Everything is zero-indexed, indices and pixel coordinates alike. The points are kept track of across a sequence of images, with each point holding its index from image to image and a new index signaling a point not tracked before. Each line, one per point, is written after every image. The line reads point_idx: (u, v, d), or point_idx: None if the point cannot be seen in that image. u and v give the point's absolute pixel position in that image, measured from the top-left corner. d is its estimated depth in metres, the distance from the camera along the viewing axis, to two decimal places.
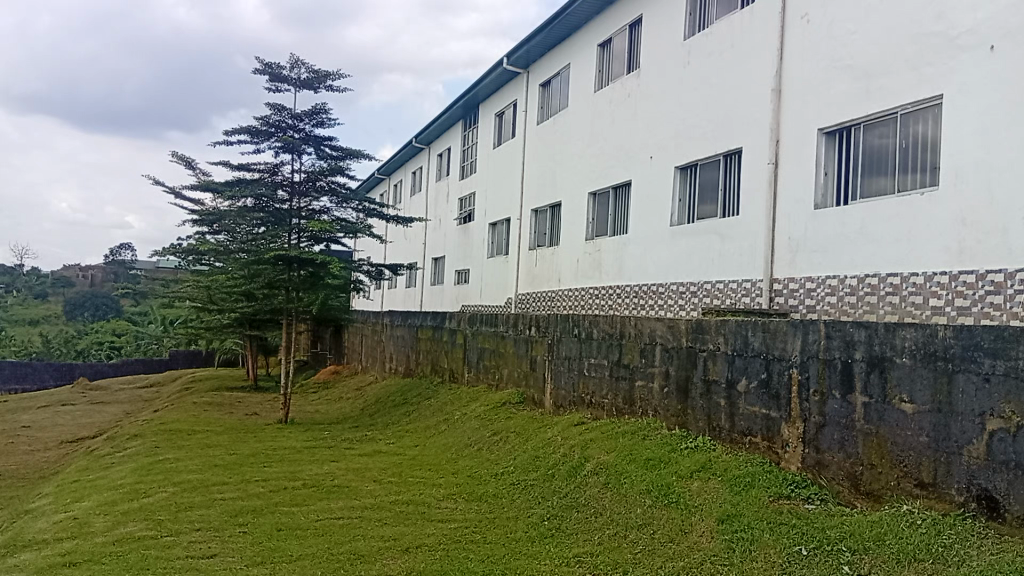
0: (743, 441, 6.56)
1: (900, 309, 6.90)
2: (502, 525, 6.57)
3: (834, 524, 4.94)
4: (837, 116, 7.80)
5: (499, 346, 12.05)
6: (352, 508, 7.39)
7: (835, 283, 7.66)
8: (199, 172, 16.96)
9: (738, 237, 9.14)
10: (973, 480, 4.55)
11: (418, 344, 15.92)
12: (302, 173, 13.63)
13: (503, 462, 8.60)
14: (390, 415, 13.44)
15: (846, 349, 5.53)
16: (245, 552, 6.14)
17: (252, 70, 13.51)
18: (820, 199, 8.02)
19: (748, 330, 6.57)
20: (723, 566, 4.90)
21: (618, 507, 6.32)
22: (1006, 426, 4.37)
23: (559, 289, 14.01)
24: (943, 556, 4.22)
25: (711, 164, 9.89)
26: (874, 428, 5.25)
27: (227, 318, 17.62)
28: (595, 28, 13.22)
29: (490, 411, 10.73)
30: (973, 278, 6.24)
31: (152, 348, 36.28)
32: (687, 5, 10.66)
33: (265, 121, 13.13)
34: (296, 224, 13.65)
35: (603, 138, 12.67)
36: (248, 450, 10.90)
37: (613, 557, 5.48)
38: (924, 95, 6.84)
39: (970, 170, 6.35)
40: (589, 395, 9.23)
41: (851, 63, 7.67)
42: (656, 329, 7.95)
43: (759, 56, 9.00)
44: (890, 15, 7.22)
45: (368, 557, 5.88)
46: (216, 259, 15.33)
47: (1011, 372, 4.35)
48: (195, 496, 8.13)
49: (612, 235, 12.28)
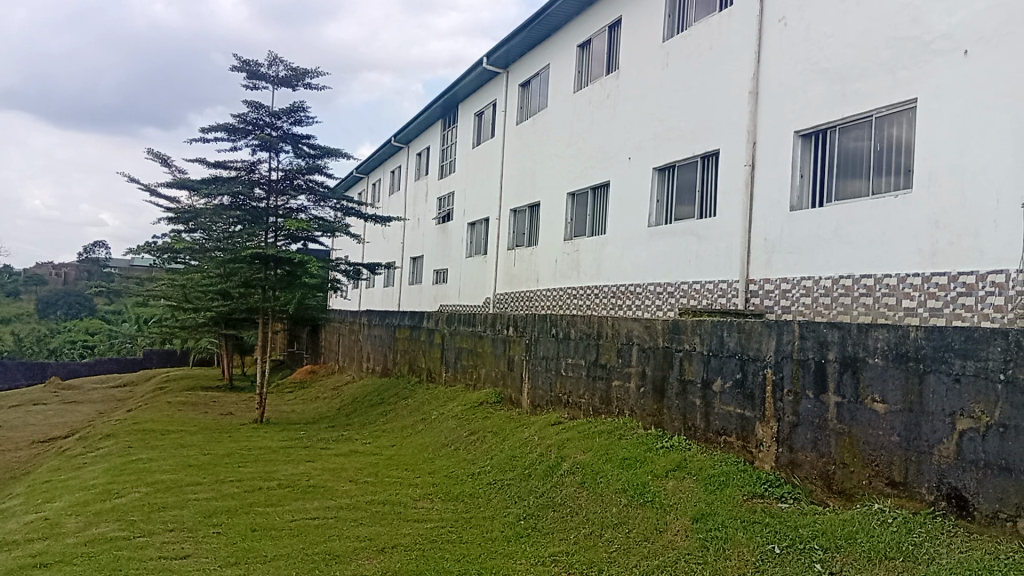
0: (718, 440, 6.61)
1: (873, 310, 6.97)
2: (478, 524, 6.57)
3: (806, 522, 4.99)
4: (813, 118, 7.88)
5: (476, 346, 12.04)
6: (328, 508, 7.35)
7: (809, 284, 7.73)
8: (174, 169, 16.81)
9: (715, 238, 9.20)
10: (942, 479, 4.60)
11: (395, 344, 15.88)
12: (279, 171, 13.53)
13: (480, 462, 8.60)
14: (366, 415, 13.39)
15: (819, 349, 5.59)
16: (219, 553, 6.08)
17: (230, 67, 13.42)
18: (796, 201, 8.10)
19: (724, 329, 6.62)
20: (698, 564, 4.94)
21: (594, 506, 6.34)
22: (976, 426, 4.43)
23: (537, 289, 14.02)
24: (914, 554, 4.28)
25: (689, 165, 9.95)
26: (847, 428, 5.31)
27: (203, 317, 17.45)
28: (574, 28, 13.25)
29: (467, 411, 10.72)
30: (946, 280, 6.32)
31: (126, 347, 35.89)
32: (666, 7, 10.71)
33: (242, 119, 13.04)
34: (272, 222, 13.55)
35: (582, 139, 12.70)
36: (223, 449, 10.81)
37: (588, 555, 5.49)
38: (899, 98, 6.92)
39: (944, 173, 6.43)
40: (566, 394, 9.25)
41: (828, 66, 7.75)
42: (633, 329, 7.98)
43: (736, 58, 9.06)
44: (867, 19, 7.30)
45: (342, 557, 5.86)
46: (191, 258, 15.19)
47: (981, 372, 4.41)
48: (168, 496, 8.05)
49: (590, 236, 12.31)
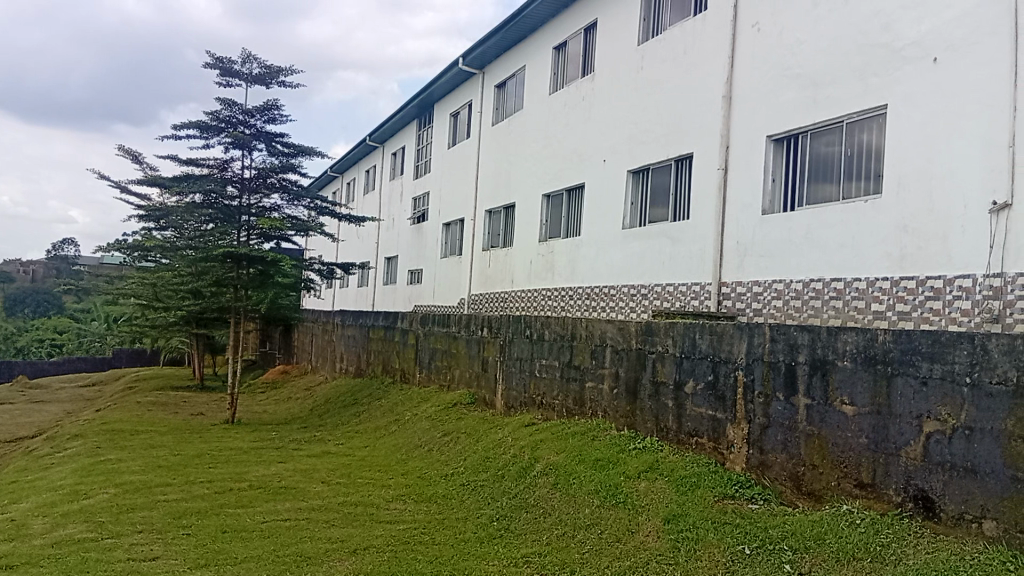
0: (690, 442, 6.65)
1: (843, 313, 7.06)
2: (450, 525, 6.56)
3: (776, 523, 5.03)
4: (786, 123, 7.96)
5: (451, 347, 12.03)
6: (299, 510, 7.31)
7: (781, 287, 7.81)
8: (146, 167, 16.61)
9: (689, 241, 9.26)
10: (910, 480, 4.67)
11: (369, 344, 15.81)
12: (252, 170, 13.42)
13: (453, 463, 8.60)
14: (339, 415, 13.32)
15: (789, 352, 5.65)
16: (188, 555, 6.02)
17: (203, 64, 13.29)
18: (768, 205, 8.17)
19: (696, 332, 6.67)
20: (669, 565, 4.97)
21: (567, 508, 6.35)
22: (942, 428, 4.50)
23: (511, 290, 14.04)
24: (882, 554, 4.34)
25: (663, 168, 10.01)
26: (816, 430, 5.37)
27: (174, 316, 17.27)
28: (550, 30, 13.28)
29: (441, 412, 10.71)
30: (914, 284, 6.41)
31: (96, 345, 35.41)
32: (641, 11, 10.77)
33: (215, 116, 12.91)
34: (245, 221, 13.44)
35: (557, 141, 12.73)
36: (194, 450, 10.70)
37: (561, 556, 5.51)
38: (870, 104, 7.01)
39: (913, 178, 6.53)
40: (540, 395, 9.26)
41: (800, 71, 7.83)
42: (607, 330, 8.01)
43: (710, 63, 9.13)
44: (839, 25, 7.39)
45: (314, 559, 5.83)
46: (161, 257, 15.02)
47: (947, 375, 4.48)
48: (138, 497, 7.96)
49: (565, 237, 12.34)
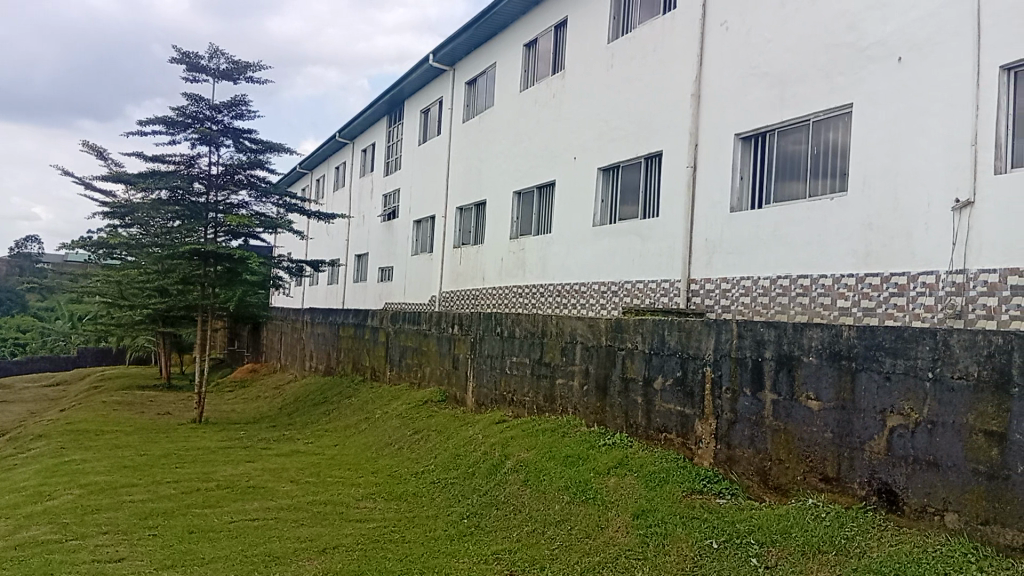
0: (659, 437, 6.70)
1: (809, 309, 7.14)
2: (420, 523, 6.55)
3: (743, 517, 5.08)
4: (753, 122, 8.03)
5: (421, 344, 12.00)
6: (268, 509, 7.25)
7: (748, 283, 7.88)
8: (111, 163, 16.37)
9: (658, 239, 9.31)
10: (874, 474, 4.74)
11: (339, 342, 15.71)
12: (219, 166, 13.28)
13: (424, 461, 8.58)
14: (308, 414, 13.22)
15: (756, 348, 5.71)
16: (154, 556, 5.94)
17: (169, 59, 13.12)
18: (736, 202, 8.25)
19: (665, 329, 6.71)
20: (638, 561, 5.00)
21: (538, 504, 6.36)
22: (905, 423, 4.57)
23: (482, 287, 14.03)
24: (846, 547, 4.40)
25: (633, 166, 10.05)
26: (782, 425, 5.43)
27: (140, 314, 17.03)
28: (520, 28, 13.28)
29: (411, 409, 10.69)
30: (879, 280, 6.51)
31: (60, 344, 34.81)
32: (611, 9, 10.81)
33: (181, 112, 12.75)
34: (212, 218, 13.27)
35: (527, 139, 12.74)
36: (160, 450, 10.56)
37: (530, 553, 5.52)
38: (837, 103, 7.09)
39: (878, 176, 6.63)
40: (510, 393, 9.28)
41: (767, 70, 7.91)
42: (577, 327, 8.04)
43: (680, 61, 9.18)
44: (805, 25, 7.47)
45: (282, 558, 5.78)
46: (127, 254, 14.80)
47: (910, 370, 4.56)
48: (103, 498, 7.84)
49: (536, 235, 12.36)
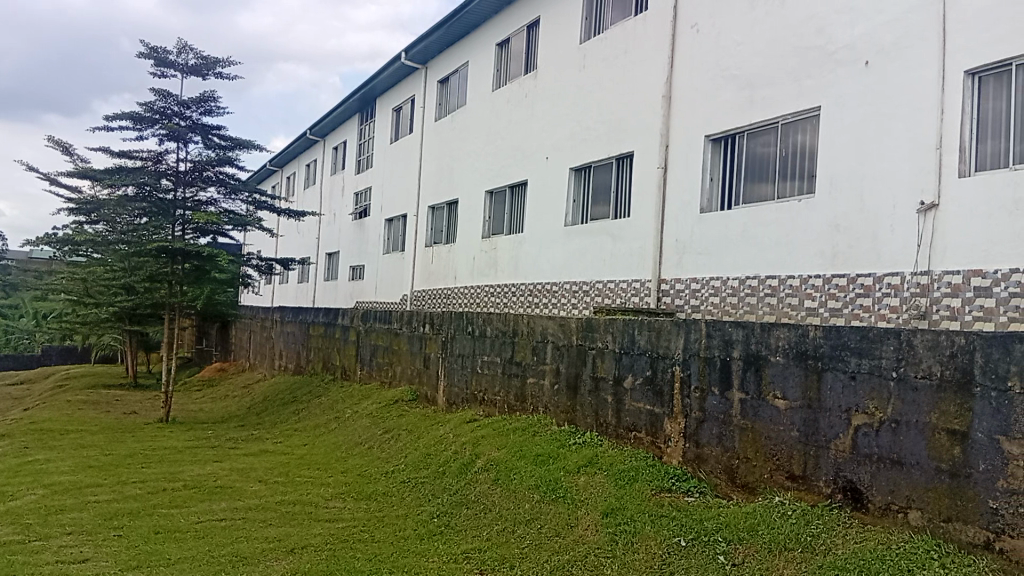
0: (629, 436, 6.74)
1: (777, 309, 7.20)
2: (390, 523, 6.53)
3: (711, 514, 5.13)
4: (723, 124, 8.10)
5: (392, 344, 11.96)
6: (235, 509, 7.18)
7: (718, 284, 7.95)
8: (76, 158, 16.11)
9: (629, 239, 9.36)
10: (839, 472, 4.80)
11: (309, 341, 15.60)
12: (188, 163, 13.12)
13: (394, 461, 8.55)
14: (278, 414, 13.11)
15: (724, 347, 5.76)
16: (119, 556, 5.85)
17: (137, 54, 12.95)
18: (706, 203, 8.31)
19: (635, 328, 6.75)
20: (607, 558, 5.03)
21: (508, 503, 6.37)
22: (870, 421, 4.63)
23: (454, 287, 14.00)
24: (812, 545, 4.45)
25: (605, 166, 10.09)
26: (750, 423, 5.48)
27: (106, 312, 16.77)
28: (493, 27, 13.27)
29: (382, 408, 10.65)
30: (845, 281, 6.59)
31: (24, 342, 34.19)
32: (584, 9, 10.84)
33: (149, 108, 12.58)
34: (180, 215, 13.10)
35: (499, 138, 12.74)
36: (126, 450, 10.42)
37: (500, 552, 5.53)
38: (805, 105, 7.17)
39: (845, 178, 6.72)
40: (481, 392, 9.28)
41: (737, 73, 7.98)
42: (548, 327, 8.05)
43: (651, 62, 9.23)
44: (775, 29, 7.55)
45: (250, 559, 5.73)
46: (92, 251, 14.56)
47: (875, 370, 4.62)
48: (67, 498, 7.72)
49: (508, 234, 12.37)
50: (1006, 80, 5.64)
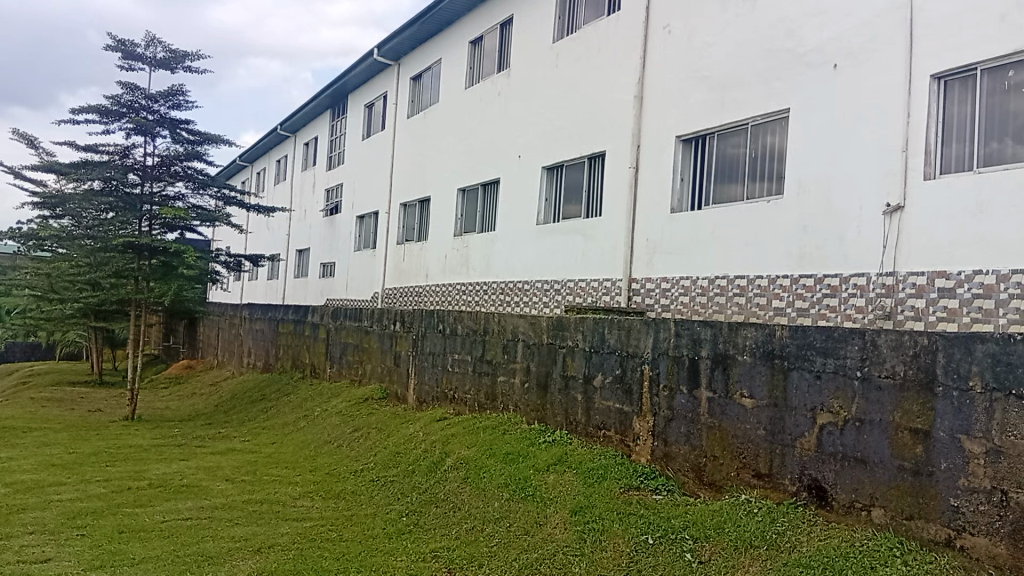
0: (598, 434, 6.77)
1: (745, 309, 7.26)
2: (359, 522, 6.49)
3: (678, 512, 5.16)
4: (693, 125, 8.16)
5: (363, 341, 11.90)
6: (201, 509, 7.11)
7: (688, 283, 8.00)
8: (41, 151, 15.82)
9: (601, 238, 9.39)
10: (804, 471, 4.86)
11: (278, 338, 15.47)
12: (155, 157, 12.95)
13: (363, 459, 8.51)
14: (245, 412, 12.98)
15: (693, 346, 5.80)
16: (82, 556, 5.75)
17: (104, 46, 12.76)
18: (676, 203, 8.37)
19: (605, 327, 6.78)
20: (575, 557, 5.05)
21: (477, 502, 6.36)
22: (835, 420, 4.69)
23: (425, 285, 13.96)
24: (776, 542, 4.49)
25: (577, 166, 10.12)
26: (717, 422, 5.53)
27: (71, 308, 16.50)
28: (466, 25, 13.25)
29: (351, 407, 10.58)
30: (813, 281, 6.66)
31: None
32: (557, 8, 10.85)
33: (116, 101, 12.40)
34: (147, 210, 12.92)
35: (472, 136, 12.73)
36: (90, 448, 10.25)
37: (469, 551, 5.53)
38: (775, 108, 7.24)
39: (813, 180, 6.79)
40: (452, 390, 9.26)
41: (708, 74, 8.03)
42: (518, 325, 8.06)
43: (624, 62, 9.27)
44: (746, 30, 7.61)
45: (215, 559, 5.67)
46: (56, 247, 14.31)
47: (839, 370, 4.68)
48: (29, 497, 7.59)
49: (480, 233, 12.35)
50: (971, 84, 5.74)
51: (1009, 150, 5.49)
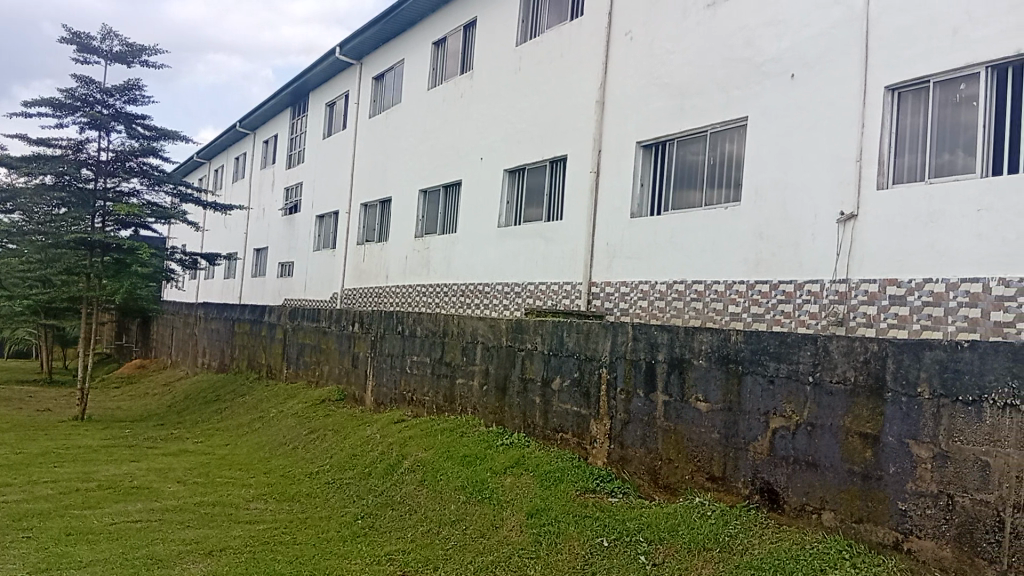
0: (555, 437, 6.79)
1: (702, 314, 7.35)
2: (313, 524, 6.43)
3: (633, 515, 5.19)
4: (654, 130, 8.23)
5: (320, 342, 11.79)
6: (153, 511, 6.98)
7: (646, 287, 8.07)
8: None
9: (561, 242, 9.42)
10: (757, 474, 4.93)
11: (234, 338, 15.26)
12: (109, 152, 12.71)
13: (318, 461, 8.43)
14: (199, 413, 12.76)
15: (650, 350, 5.84)
16: (28, 559, 5.61)
17: (59, 39, 12.50)
18: (636, 208, 8.43)
19: (564, 330, 6.81)
20: (530, 560, 5.06)
21: (433, 504, 6.34)
22: (787, 424, 4.77)
23: (385, 285, 13.87)
24: (729, 544, 4.55)
25: (538, 169, 10.14)
26: (673, 425, 5.57)
27: (19, 305, 16.09)
28: (429, 26, 13.22)
29: (308, 408, 10.48)
30: (768, 287, 6.76)
31: None
32: (520, 12, 10.88)
33: (69, 94, 12.13)
34: (101, 207, 12.65)
35: (434, 138, 12.70)
36: (36, 448, 10.00)
37: (424, 553, 5.51)
38: (733, 116, 7.34)
39: (770, 188, 6.90)
40: (410, 392, 9.23)
41: (669, 81, 8.11)
42: (478, 328, 8.05)
43: (586, 67, 9.32)
44: (707, 39, 7.70)
45: (166, 561, 5.58)
46: (5, 243, 13.97)
47: (792, 374, 4.76)
48: None
49: (441, 234, 12.32)
50: (924, 97, 5.88)
51: (959, 163, 5.64)
